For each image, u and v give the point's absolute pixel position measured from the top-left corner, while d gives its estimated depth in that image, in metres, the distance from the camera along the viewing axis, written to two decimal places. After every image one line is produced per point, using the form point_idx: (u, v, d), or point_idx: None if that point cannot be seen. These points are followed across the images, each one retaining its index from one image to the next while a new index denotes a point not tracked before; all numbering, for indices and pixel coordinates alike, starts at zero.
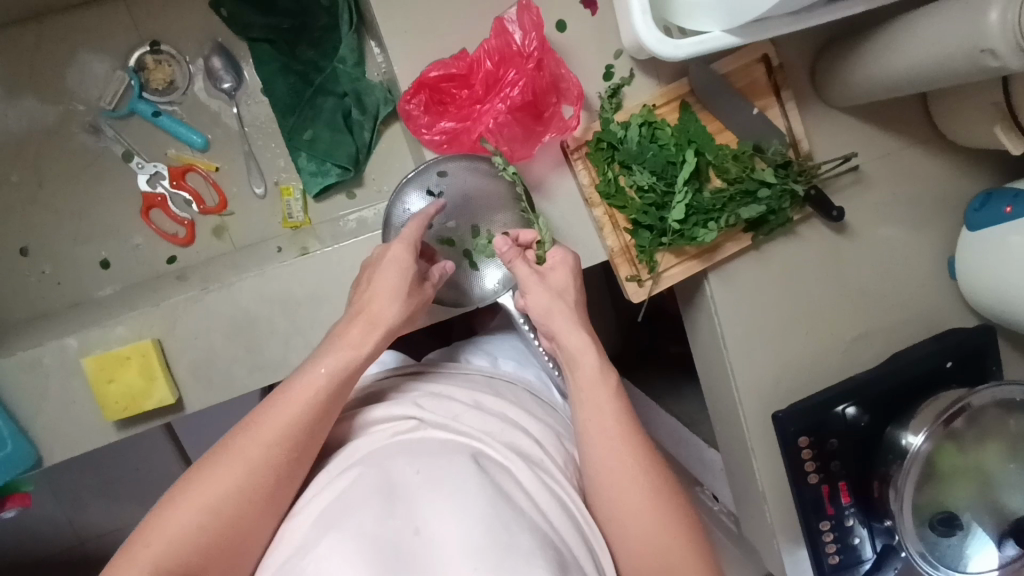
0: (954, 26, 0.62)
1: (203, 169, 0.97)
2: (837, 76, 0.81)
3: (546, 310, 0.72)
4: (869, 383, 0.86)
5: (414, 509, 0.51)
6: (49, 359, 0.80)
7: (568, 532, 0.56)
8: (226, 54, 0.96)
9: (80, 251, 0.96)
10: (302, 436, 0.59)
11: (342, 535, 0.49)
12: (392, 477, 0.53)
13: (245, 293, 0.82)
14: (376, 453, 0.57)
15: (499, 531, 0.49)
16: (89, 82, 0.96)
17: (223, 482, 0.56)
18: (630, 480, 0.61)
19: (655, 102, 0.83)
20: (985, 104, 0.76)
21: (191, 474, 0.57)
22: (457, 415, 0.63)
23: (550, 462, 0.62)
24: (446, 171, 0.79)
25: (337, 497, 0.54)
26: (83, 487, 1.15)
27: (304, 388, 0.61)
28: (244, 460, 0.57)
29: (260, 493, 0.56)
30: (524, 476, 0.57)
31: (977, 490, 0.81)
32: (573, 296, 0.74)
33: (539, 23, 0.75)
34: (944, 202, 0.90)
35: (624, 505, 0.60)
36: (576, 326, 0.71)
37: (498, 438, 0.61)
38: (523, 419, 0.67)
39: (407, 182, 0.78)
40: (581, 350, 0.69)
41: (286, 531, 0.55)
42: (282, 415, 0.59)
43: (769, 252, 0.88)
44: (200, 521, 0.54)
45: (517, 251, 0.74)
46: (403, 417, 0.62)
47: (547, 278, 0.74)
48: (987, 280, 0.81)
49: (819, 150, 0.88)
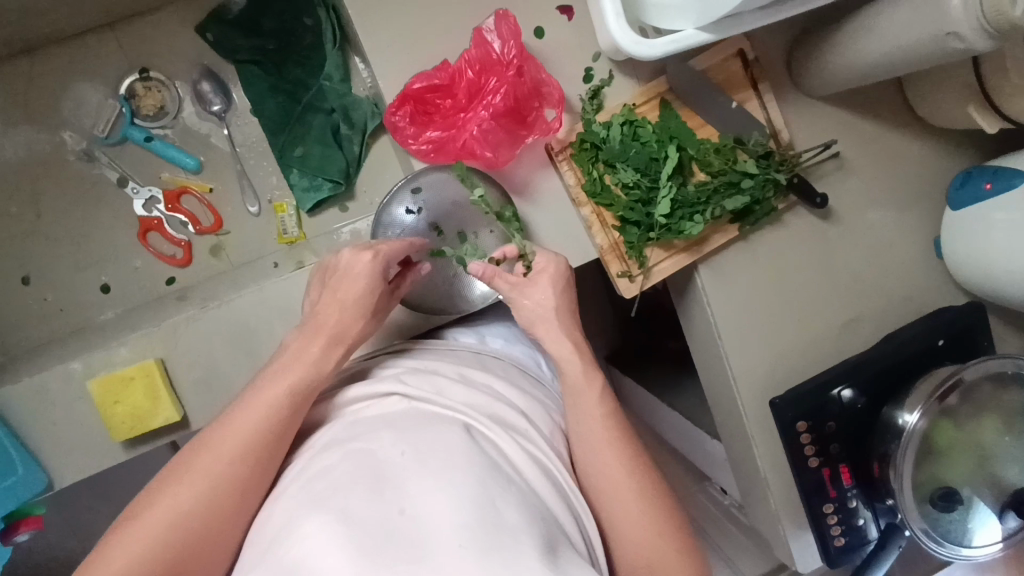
0: (918, 12, 0.65)
1: (197, 191, 0.98)
2: (811, 66, 0.83)
3: (536, 314, 0.74)
4: (862, 364, 0.88)
5: (400, 488, 0.52)
6: (56, 384, 0.81)
7: (556, 504, 0.58)
8: (214, 77, 0.98)
9: (82, 278, 0.98)
10: (271, 435, 0.61)
11: (332, 513, 0.50)
12: (378, 455, 0.55)
13: (245, 309, 0.84)
14: (362, 430, 0.59)
15: (484, 506, 0.51)
16: (83, 113, 0.98)
17: (193, 483, 0.57)
18: (616, 461, 0.64)
19: (636, 101, 0.84)
20: (957, 86, 0.78)
21: (163, 477, 0.59)
22: (442, 390, 0.65)
23: (536, 433, 0.65)
24: (418, 187, 0.81)
25: (323, 474, 0.55)
26: (95, 512, 1.16)
27: (270, 389, 0.63)
28: (212, 461, 0.58)
29: (230, 491, 0.58)
30: (510, 449, 0.60)
31: (973, 462, 0.83)
32: (555, 304, 0.75)
33: (517, 32, 0.77)
34: (926, 183, 0.92)
35: (609, 481, 0.63)
36: (560, 334, 0.73)
37: (484, 412, 0.64)
38: (509, 394, 0.70)
39: (386, 206, 0.81)
40: (563, 358, 0.71)
41: (271, 508, 0.57)
42: (249, 417, 0.61)
43: (756, 242, 0.89)
44: (173, 522, 0.56)
45: (493, 270, 0.74)
46: (387, 393, 0.64)
47: (528, 291, 0.75)
48: (972, 257, 0.83)
49: (799, 139, 0.89)
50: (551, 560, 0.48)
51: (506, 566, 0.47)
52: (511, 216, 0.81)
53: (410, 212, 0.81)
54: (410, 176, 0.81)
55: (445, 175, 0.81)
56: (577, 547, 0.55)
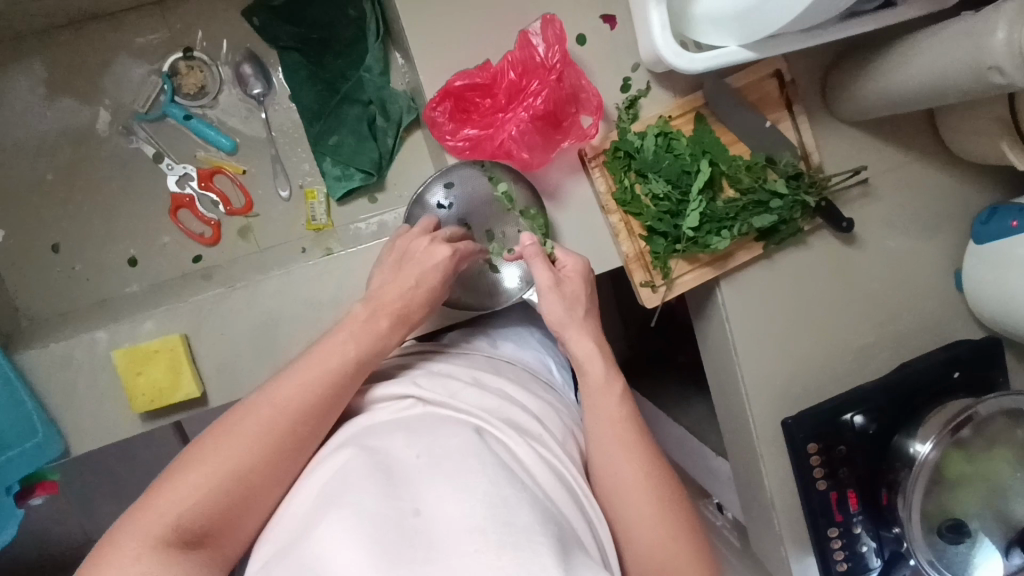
0: (960, 44, 0.65)
1: (230, 172, 0.99)
2: (846, 91, 0.83)
3: (561, 320, 0.74)
4: (877, 390, 0.88)
5: (413, 489, 0.53)
6: (81, 352, 0.82)
7: (569, 508, 0.58)
8: (256, 61, 0.99)
9: (110, 249, 0.99)
10: (307, 413, 0.61)
11: (346, 510, 0.51)
12: (393, 457, 0.56)
13: (272, 291, 0.84)
14: (377, 431, 0.60)
15: (497, 506, 0.51)
16: (124, 87, 0.99)
17: (225, 454, 0.57)
18: (628, 466, 0.64)
19: (671, 114, 0.85)
20: (991, 120, 0.79)
21: (194, 446, 0.59)
22: (456, 394, 0.66)
23: (550, 438, 0.66)
24: (451, 182, 0.83)
25: (337, 472, 0.56)
26: (101, 484, 1.17)
27: (315, 364, 0.64)
28: (258, 427, 0.59)
29: (263, 465, 0.58)
30: (523, 453, 0.60)
31: (982, 497, 0.83)
32: (582, 306, 0.76)
33: (562, 37, 0.78)
34: (951, 215, 0.93)
35: (621, 485, 0.63)
36: (585, 334, 0.73)
37: (497, 416, 0.64)
38: (523, 399, 0.71)
39: (418, 197, 0.83)
40: (586, 358, 0.72)
41: (290, 501, 0.58)
42: (294, 388, 0.62)
43: (780, 261, 0.90)
44: (203, 492, 0.55)
45: (538, 249, 0.75)
46: (402, 397, 0.66)
47: (561, 287, 0.75)
48: (993, 291, 0.83)
49: (830, 162, 0.90)
50: (564, 561, 0.48)
51: (517, 565, 0.47)
52: (535, 213, 0.83)
53: (440, 207, 0.83)
54: (444, 170, 0.83)
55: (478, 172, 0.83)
56: (590, 551, 0.55)
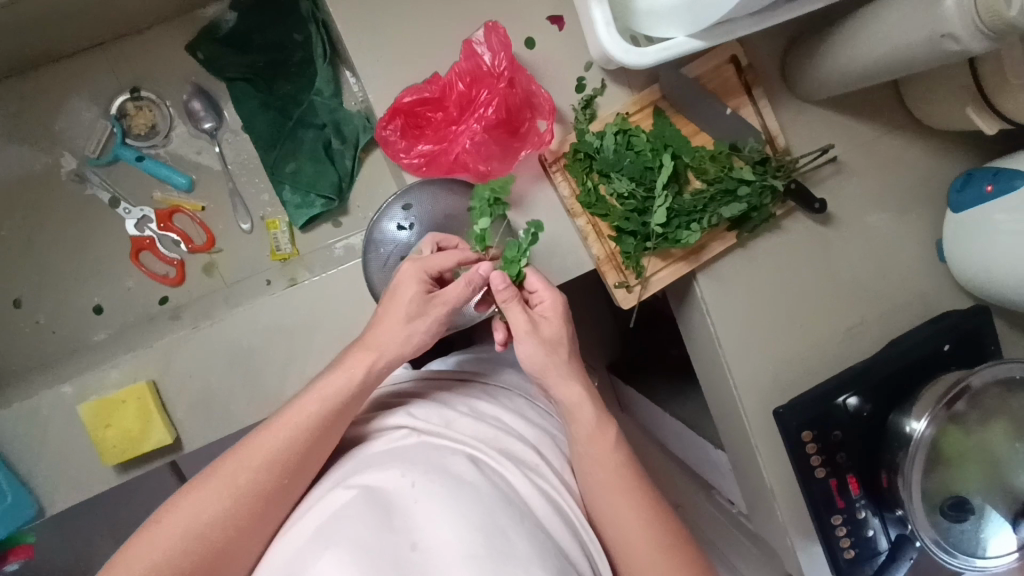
0: (912, 14, 0.64)
1: (189, 210, 0.98)
2: (804, 70, 0.82)
3: (543, 364, 0.69)
4: (867, 371, 0.86)
5: (411, 523, 0.51)
6: (47, 408, 0.81)
7: (566, 540, 0.56)
8: (204, 95, 0.98)
9: (74, 299, 0.97)
10: (286, 465, 0.59)
11: (340, 544, 0.49)
12: (389, 492, 0.54)
13: (238, 328, 0.83)
14: (372, 464, 0.58)
15: (496, 537, 0.50)
16: (75, 133, 0.98)
17: (209, 504, 0.56)
18: (626, 503, 0.62)
19: (629, 110, 0.83)
20: (954, 86, 0.77)
21: (178, 497, 0.58)
22: (451, 422, 0.64)
23: (546, 467, 0.64)
24: (409, 204, 0.82)
25: (329, 511, 0.54)
26: (95, 534, 1.15)
27: (300, 412, 0.61)
28: (235, 483, 0.57)
29: (243, 517, 0.57)
30: (520, 483, 0.59)
31: (985, 470, 0.81)
32: (565, 348, 0.70)
33: (507, 43, 0.77)
34: (926, 186, 0.91)
35: (617, 522, 0.62)
36: (567, 377, 0.69)
37: (493, 444, 0.62)
38: (520, 426, 0.68)
39: (378, 220, 0.82)
40: (576, 403, 0.67)
41: (275, 547, 0.56)
42: (274, 441, 0.60)
43: (755, 249, 0.88)
44: (186, 543, 0.55)
45: (512, 292, 0.69)
46: (398, 427, 0.64)
47: (539, 329, 0.69)
48: (975, 260, 0.81)
49: (795, 143, 0.88)
50: None
51: None
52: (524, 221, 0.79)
53: (400, 228, 0.82)
54: (402, 193, 0.82)
55: (430, 189, 0.81)
56: None
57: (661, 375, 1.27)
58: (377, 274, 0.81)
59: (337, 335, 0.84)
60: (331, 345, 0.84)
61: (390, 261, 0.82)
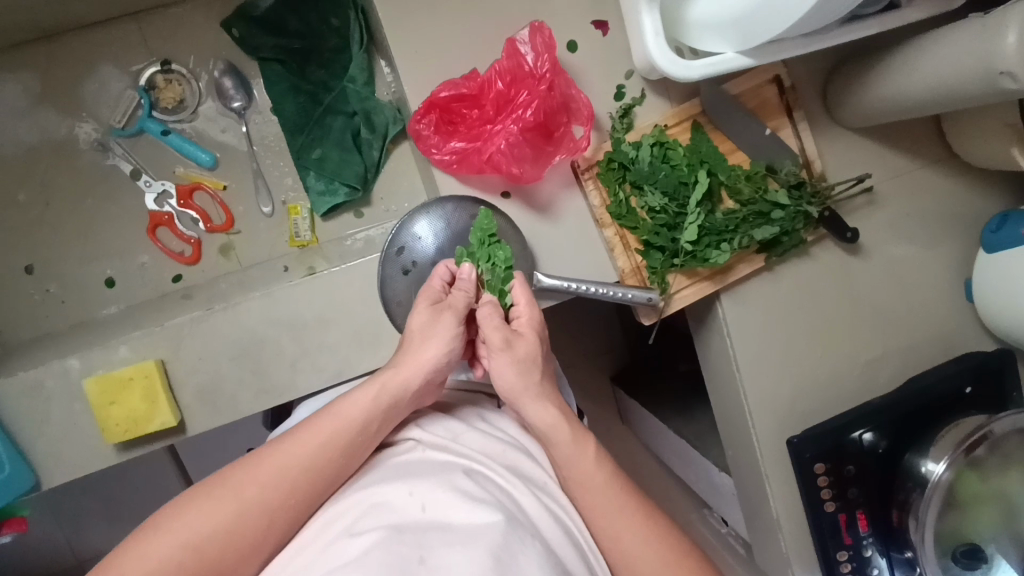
0: (968, 46, 0.62)
1: (211, 188, 0.97)
2: (847, 96, 0.80)
3: (512, 385, 0.64)
4: (888, 407, 0.84)
5: (420, 539, 0.49)
6: (51, 381, 0.80)
7: (574, 563, 0.54)
8: (235, 73, 0.97)
9: (87, 270, 0.97)
10: (296, 487, 0.57)
11: (343, 565, 0.48)
12: (394, 508, 0.52)
13: (250, 313, 0.81)
14: (378, 478, 0.57)
15: (506, 561, 0.48)
16: (101, 101, 0.96)
17: (214, 512, 0.54)
18: (634, 530, 0.59)
19: (667, 122, 0.82)
20: (998, 125, 0.75)
21: (184, 499, 0.56)
22: (458, 436, 0.62)
23: (553, 485, 0.62)
24: (404, 245, 0.79)
25: (339, 528, 0.53)
26: (85, 509, 1.13)
27: (318, 431, 0.59)
28: (242, 496, 0.55)
29: (247, 531, 0.55)
30: (527, 502, 0.57)
31: (1002, 517, 0.78)
32: (539, 369, 0.66)
33: (551, 44, 0.75)
34: (958, 222, 0.89)
35: (622, 549, 0.58)
36: (545, 400, 0.64)
37: (501, 461, 0.60)
38: (525, 442, 0.66)
39: (380, 276, 0.79)
40: (552, 427, 0.62)
41: (283, 557, 0.54)
42: (286, 457, 0.57)
43: (781, 273, 0.86)
44: (181, 556, 0.52)
45: (490, 306, 0.67)
46: (405, 441, 0.63)
47: (513, 347, 0.65)
48: (1004, 304, 0.79)
49: (831, 169, 0.87)
50: None
51: None
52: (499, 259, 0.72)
53: (405, 271, 0.79)
54: (396, 237, 0.79)
55: (432, 216, 0.79)
56: None
57: (669, 391, 1.25)
58: (398, 304, 0.79)
59: (351, 327, 0.83)
60: (346, 337, 0.83)
61: (405, 298, 0.79)
